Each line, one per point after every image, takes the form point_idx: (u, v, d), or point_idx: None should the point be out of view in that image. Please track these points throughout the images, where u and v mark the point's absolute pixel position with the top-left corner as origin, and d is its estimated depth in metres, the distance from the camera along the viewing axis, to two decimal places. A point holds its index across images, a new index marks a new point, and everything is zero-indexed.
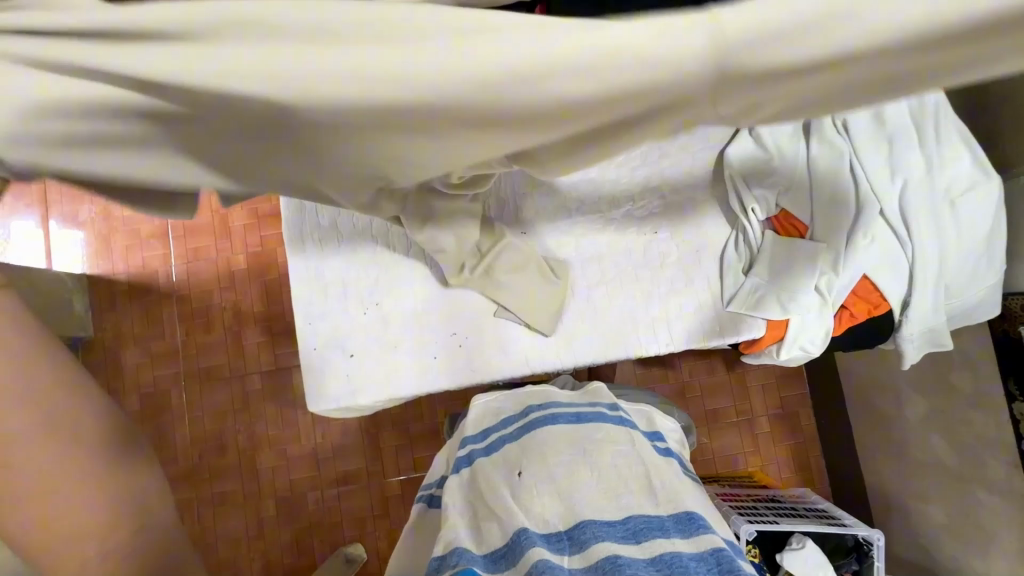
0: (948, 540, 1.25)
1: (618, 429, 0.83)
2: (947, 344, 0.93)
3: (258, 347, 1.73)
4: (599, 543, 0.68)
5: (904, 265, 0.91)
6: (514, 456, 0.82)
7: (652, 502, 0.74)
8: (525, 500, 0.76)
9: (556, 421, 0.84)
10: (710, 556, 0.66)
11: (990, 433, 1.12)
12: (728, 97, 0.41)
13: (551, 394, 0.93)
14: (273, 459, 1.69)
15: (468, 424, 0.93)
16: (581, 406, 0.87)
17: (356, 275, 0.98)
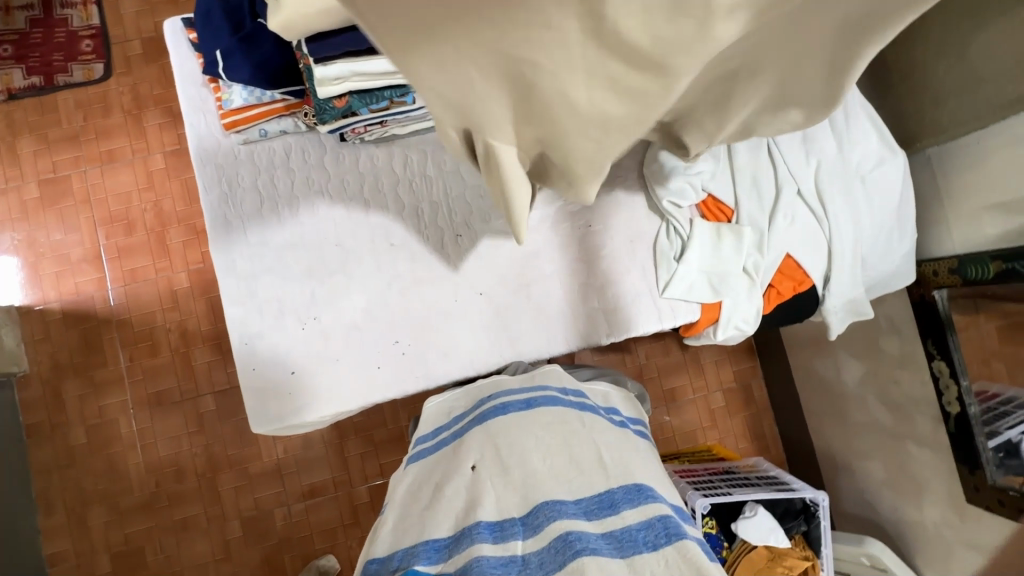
0: (890, 494, 1.34)
1: (570, 414, 0.82)
2: (868, 312, 0.98)
3: (209, 367, 1.68)
4: (553, 522, 0.67)
5: (823, 242, 0.96)
6: (463, 449, 0.80)
7: (602, 477, 0.74)
8: (477, 490, 0.74)
9: (506, 411, 0.82)
10: (658, 522, 0.67)
11: (915, 392, 1.19)
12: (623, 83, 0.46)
13: (500, 382, 0.91)
14: (235, 479, 1.66)
15: (422, 425, 0.92)
16: (531, 391, 0.85)
17: (289, 289, 0.96)
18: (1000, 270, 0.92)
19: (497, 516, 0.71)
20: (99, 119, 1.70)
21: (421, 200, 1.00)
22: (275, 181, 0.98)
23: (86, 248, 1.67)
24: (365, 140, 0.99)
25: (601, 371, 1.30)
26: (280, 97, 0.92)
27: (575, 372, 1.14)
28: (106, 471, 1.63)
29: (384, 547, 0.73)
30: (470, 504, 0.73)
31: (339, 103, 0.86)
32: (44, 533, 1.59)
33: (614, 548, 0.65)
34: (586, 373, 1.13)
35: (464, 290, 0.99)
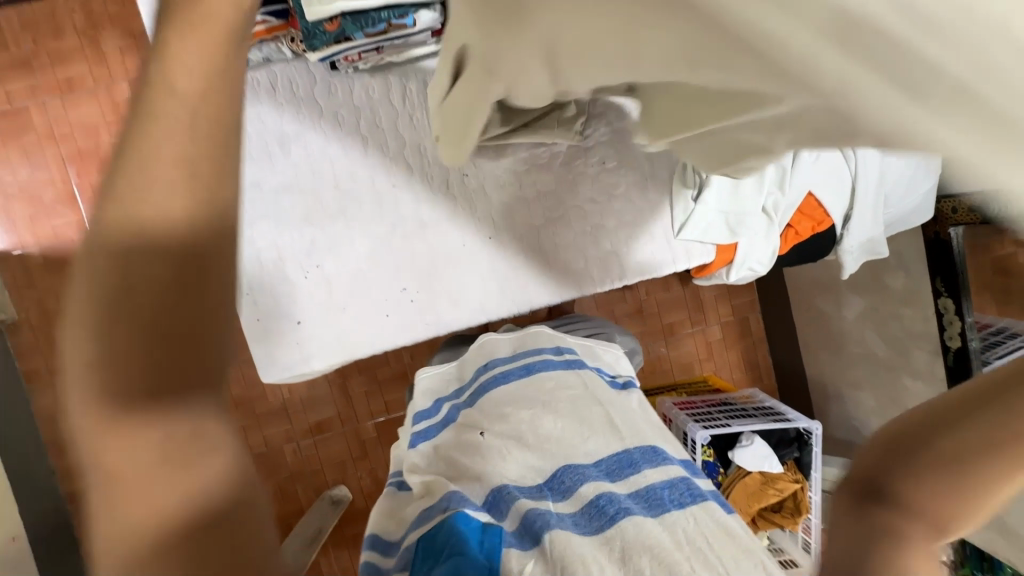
0: (878, 421, 1.40)
1: (567, 373, 0.84)
2: (883, 251, 0.98)
3: None
4: (586, 486, 0.68)
5: (847, 181, 0.92)
6: (471, 420, 0.81)
7: (613, 436, 0.75)
8: (490, 455, 0.74)
9: (507, 379, 0.84)
10: (680, 483, 0.68)
11: (916, 327, 1.21)
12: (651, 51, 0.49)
13: (496, 344, 0.94)
14: (242, 419, 1.68)
15: (420, 398, 0.92)
16: (532, 355, 0.89)
17: (289, 237, 0.91)
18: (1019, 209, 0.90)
19: (514, 479, 0.72)
20: (51, 41, 1.52)
21: (425, 136, 0.93)
22: (262, 116, 0.89)
23: (58, 188, 1.56)
24: (359, 70, 0.89)
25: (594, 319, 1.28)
26: (260, 19, 0.78)
27: (569, 327, 1.12)
28: None
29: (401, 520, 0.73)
30: (492, 466, 0.73)
31: (330, 27, 0.76)
32: (59, 473, 1.62)
33: (644, 507, 0.65)
34: (583, 327, 1.11)
35: (472, 234, 0.95)
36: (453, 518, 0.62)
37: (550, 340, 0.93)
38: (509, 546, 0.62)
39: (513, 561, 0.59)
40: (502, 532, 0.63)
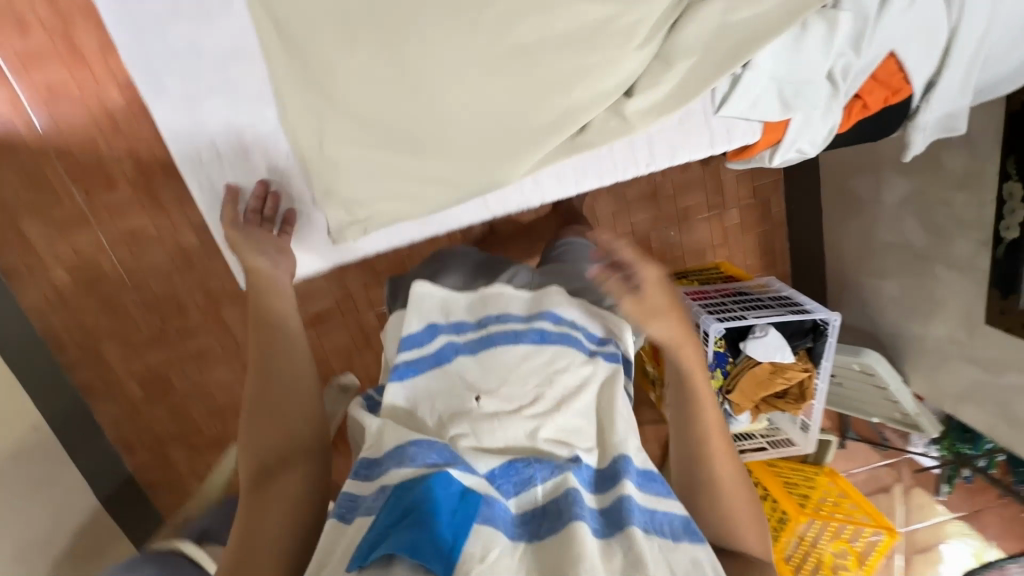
0: (896, 311, 1.34)
1: (556, 352, 0.72)
2: (960, 128, 0.82)
3: (181, 202, 1.51)
4: (619, 483, 0.61)
5: (942, 37, 0.74)
6: (472, 377, 0.71)
7: (608, 448, 0.67)
8: (488, 421, 0.65)
9: (517, 341, 0.73)
10: (676, 521, 0.60)
11: (967, 215, 1.09)
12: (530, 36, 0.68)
13: (507, 297, 0.81)
14: (240, 313, 1.64)
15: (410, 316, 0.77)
16: (544, 322, 0.76)
17: (244, 118, 0.75)
18: None
19: (510, 451, 0.65)
20: None
21: None
22: None
23: None
24: None
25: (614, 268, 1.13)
26: None
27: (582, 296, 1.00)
28: (105, 307, 1.58)
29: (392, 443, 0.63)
30: (489, 433, 0.65)
31: None
32: (65, 366, 1.61)
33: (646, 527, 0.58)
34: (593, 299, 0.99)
35: None
36: (430, 481, 0.55)
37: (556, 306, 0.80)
38: (486, 522, 0.54)
39: (476, 545, 0.52)
40: (481, 498, 0.56)
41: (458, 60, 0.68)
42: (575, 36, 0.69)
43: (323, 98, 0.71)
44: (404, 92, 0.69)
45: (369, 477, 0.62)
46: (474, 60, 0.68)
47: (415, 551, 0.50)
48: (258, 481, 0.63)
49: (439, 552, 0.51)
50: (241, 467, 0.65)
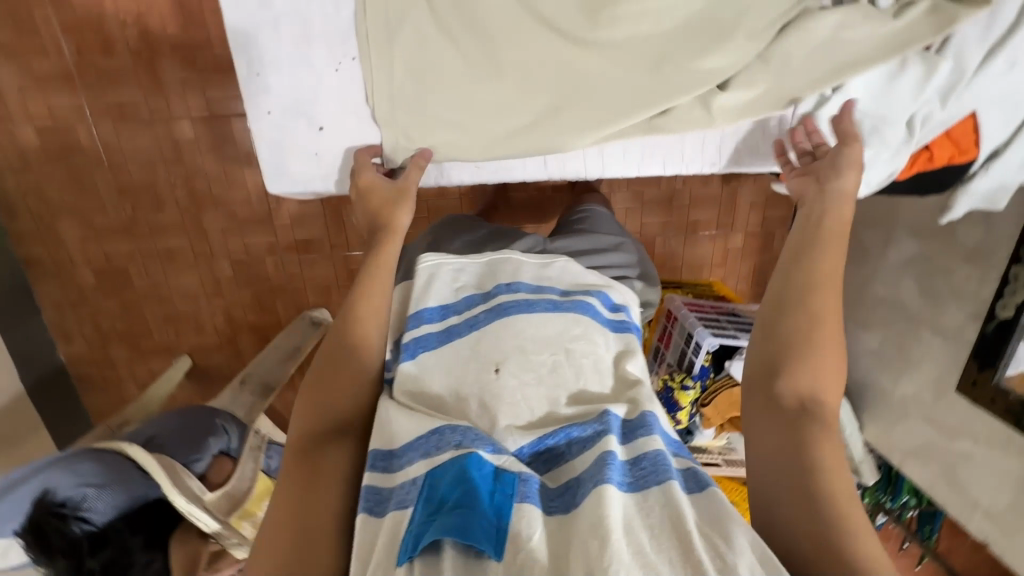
0: (869, 364, 1.40)
1: (571, 319, 0.71)
2: (1001, 202, 0.84)
3: (182, 86, 1.36)
4: (648, 437, 0.60)
5: (1022, 110, 0.76)
6: (483, 349, 0.68)
7: (635, 404, 0.65)
8: (506, 397, 0.64)
9: (531, 310, 0.70)
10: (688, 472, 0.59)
11: (966, 288, 1.16)
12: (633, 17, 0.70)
13: (518, 264, 0.77)
14: (222, 221, 1.52)
15: (416, 297, 0.74)
16: (553, 294, 0.74)
17: (321, 11, 0.71)
18: None
19: (534, 429, 0.63)
20: None
21: None
22: None
23: None
24: None
25: (629, 240, 1.11)
26: None
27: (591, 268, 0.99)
28: (71, 182, 1.44)
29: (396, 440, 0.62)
30: (512, 410, 0.63)
31: None
32: (14, 234, 1.47)
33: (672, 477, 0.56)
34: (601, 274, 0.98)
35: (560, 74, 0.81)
36: (462, 464, 0.55)
37: (567, 279, 0.78)
38: (524, 500, 0.54)
39: (520, 526, 0.52)
40: (517, 480, 0.55)
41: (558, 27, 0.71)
42: (675, 25, 0.71)
43: (417, 21, 0.71)
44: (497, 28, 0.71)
45: (379, 470, 0.60)
46: (570, 20, 0.70)
47: (465, 535, 0.50)
48: (314, 445, 0.64)
49: (487, 535, 0.51)
50: (301, 419, 0.66)
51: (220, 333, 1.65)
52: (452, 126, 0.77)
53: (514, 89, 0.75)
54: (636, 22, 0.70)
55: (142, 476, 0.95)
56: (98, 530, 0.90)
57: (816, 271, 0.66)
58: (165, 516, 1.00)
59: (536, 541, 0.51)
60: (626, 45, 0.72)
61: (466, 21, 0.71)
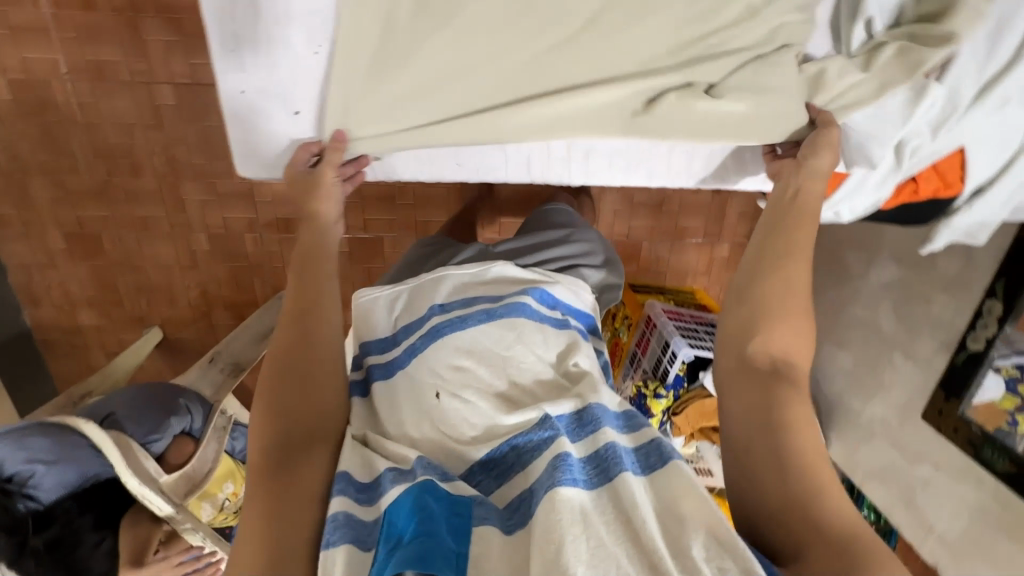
0: (842, 384, 1.41)
1: (504, 327, 0.68)
2: (979, 239, 0.85)
3: (166, 49, 1.30)
4: (599, 431, 0.59)
5: (1010, 148, 0.76)
6: (417, 377, 0.67)
7: (581, 398, 0.64)
8: (449, 420, 0.63)
9: (465, 326, 0.69)
10: (648, 446, 0.59)
11: (941, 317, 1.16)
12: (618, 26, 0.72)
13: (447, 280, 0.74)
14: (202, 192, 1.48)
15: (359, 333, 0.75)
16: (485, 301, 0.71)
17: None
18: None
19: (491, 439, 0.62)
20: None
21: None
22: None
23: None
24: None
25: (581, 228, 1.08)
26: None
27: (538, 266, 0.98)
28: (44, 141, 1.38)
29: (371, 471, 0.59)
30: (460, 427, 0.63)
31: None
32: None
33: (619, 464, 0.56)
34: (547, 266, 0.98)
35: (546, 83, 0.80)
36: (421, 487, 0.53)
37: (504, 282, 0.76)
38: (483, 522, 0.53)
39: (478, 547, 0.51)
40: (470, 503, 0.55)
41: (542, 29, 0.72)
42: (662, 35, 0.73)
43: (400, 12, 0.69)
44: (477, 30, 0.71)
45: (352, 497, 0.56)
46: (557, 21, 0.71)
47: (427, 564, 0.47)
48: (283, 457, 0.59)
49: (448, 561, 0.49)
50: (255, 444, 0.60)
51: (193, 307, 1.62)
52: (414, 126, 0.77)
53: (481, 93, 0.75)
54: (622, 31, 0.72)
55: (95, 455, 0.92)
56: (44, 507, 0.91)
57: (784, 239, 0.66)
58: (114, 498, 1.03)
59: (500, 566, 0.50)
60: (612, 52, 0.73)
61: (454, 23, 0.70)
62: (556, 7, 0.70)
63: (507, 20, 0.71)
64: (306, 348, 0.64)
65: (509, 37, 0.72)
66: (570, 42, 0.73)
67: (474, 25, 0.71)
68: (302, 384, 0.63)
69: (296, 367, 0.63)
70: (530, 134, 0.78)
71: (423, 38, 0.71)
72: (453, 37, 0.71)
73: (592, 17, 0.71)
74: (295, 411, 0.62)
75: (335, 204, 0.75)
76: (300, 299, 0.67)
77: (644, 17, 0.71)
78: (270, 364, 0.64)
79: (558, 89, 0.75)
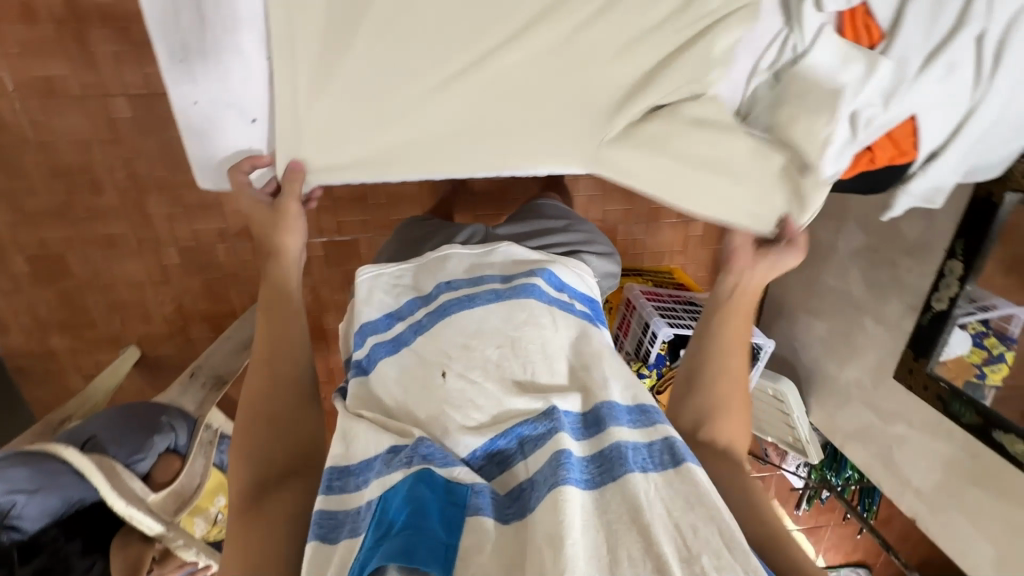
0: (818, 351, 1.45)
1: (514, 306, 0.68)
2: (937, 202, 0.87)
3: (116, 60, 1.26)
4: (610, 430, 0.59)
5: (959, 112, 0.78)
6: (430, 352, 0.68)
7: (588, 396, 0.64)
8: (453, 400, 0.63)
9: (472, 305, 0.70)
10: (659, 446, 0.59)
11: (907, 280, 1.20)
12: (563, 28, 0.74)
13: (454, 260, 0.77)
14: (167, 205, 1.44)
15: (359, 308, 0.75)
16: (495, 284, 0.73)
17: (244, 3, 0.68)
18: None
19: (489, 427, 0.62)
20: None
21: None
22: None
23: None
24: None
25: (579, 220, 1.09)
26: None
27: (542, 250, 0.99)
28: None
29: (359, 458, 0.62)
30: (463, 408, 0.62)
31: None
32: None
33: (608, 468, 0.56)
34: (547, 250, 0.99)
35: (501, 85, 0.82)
36: (416, 478, 0.56)
37: (510, 261, 0.78)
38: (477, 513, 0.53)
39: (470, 538, 0.52)
40: (467, 492, 0.55)
41: (490, 35, 0.74)
42: (605, 32, 0.75)
43: (348, 25, 0.71)
44: (423, 26, 0.72)
45: (338, 492, 0.60)
46: (503, 26, 0.74)
47: (409, 555, 0.49)
48: (260, 491, 0.63)
49: (433, 554, 0.50)
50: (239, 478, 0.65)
51: (170, 323, 1.59)
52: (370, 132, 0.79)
53: (434, 95, 0.77)
54: (566, 34, 0.75)
55: (80, 481, 0.93)
56: (28, 538, 0.89)
57: (725, 330, 0.75)
58: (102, 521, 1.01)
59: (489, 564, 0.50)
60: (559, 53, 0.76)
61: (400, 35, 0.73)
62: (500, 15, 0.73)
63: (455, 30, 0.73)
64: (281, 390, 0.70)
65: (458, 46, 0.74)
66: (520, 47, 0.75)
67: (423, 35, 0.73)
68: (279, 421, 0.68)
69: (275, 405, 0.69)
70: (491, 136, 0.82)
71: (375, 49, 0.73)
72: (397, 40, 0.72)
73: (536, 21, 0.74)
74: (273, 446, 0.66)
75: (301, 238, 0.77)
76: (273, 339, 0.72)
77: (586, 17, 0.74)
78: (251, 403, 0.69)
79: (511, 94, 0.79)
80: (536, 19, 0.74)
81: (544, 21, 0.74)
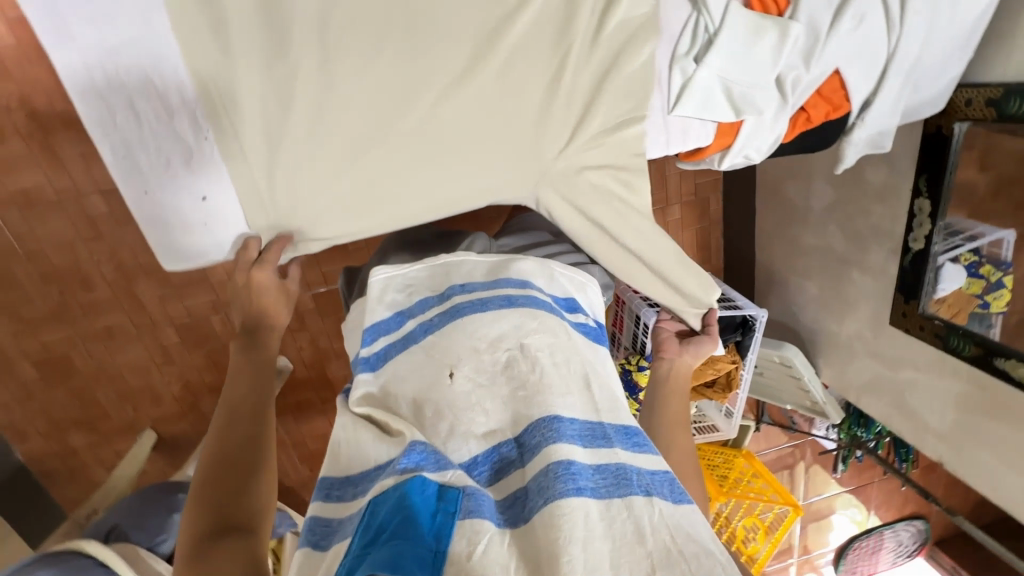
0: (815, 310, 1.44)
1: (526, 314, 0.69)
2: (886, 145, 0.89)
3: (86, 160, 1.32)
4: (610, 450, 0.60)
5: (881, 58, 0.80)
6: (439, 350, 0.68)
7: (592, 406, 0.64)
8: (460, 401, 0.63)
9: (486, 309, 0.70)
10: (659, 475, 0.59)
11: (883, 225, 1.20)
12: (498, 61, 0.75)
13: (470, 264, 0.78)
14: (158, 288, 1.48)
15: (372, 299, 0.75)
16: (509, 289, 0.73)
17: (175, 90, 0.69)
18: (986, 99, 0.96)
19: (494, 436, 0.62)
20: None
21: None
22: None
23: None
24: None
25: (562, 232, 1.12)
26: None
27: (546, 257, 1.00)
28: None
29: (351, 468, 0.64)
30: (479, 410, 0.63)
31: None
32: None
33: (609, 486, 0.56)
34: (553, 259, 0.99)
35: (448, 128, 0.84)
36: (405, 488, 0.53)
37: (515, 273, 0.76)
38: (469, 515, 0.53)
39: (461, 544, 0.51)
40: (458, 494, 0.54)
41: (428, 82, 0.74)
42: (535, 52, 0.76)
43: (290, 99, 0.72)
44: (358, 94, 0.73)
45: (333, 499, 0.62)
46: (442, 69, 0.74)
47: (397, 569, 0.46)
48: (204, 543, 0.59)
49: (422, 563, 0.48)
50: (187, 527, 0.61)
51: (179, 401, 1.62)
52: (328, 198, 0.81)
53: (384, 152, 0.78)
54: (503, 64, 0.75)
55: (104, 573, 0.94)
56: None
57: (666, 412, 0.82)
58: None
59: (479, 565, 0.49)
60: (498, 84, 0.77)
61: (342, 100, 0.73)
62: (437, 61, 0.73)
63: (396, 86, 0.74)
64: (248, 440, 0.69)
65: (402, 101, 0.75)
66: (459, 87, 0.75)
67: (364, 94, 0.73)
68: (238, 470, 0.66)
69: (237, 454, 0.67)
70: (446, 182, 0.83)
71: (320, 116, 0.74)
72: (332, 106, 0.73)
73: (472, 60, 0.74)
74: (227, 495, 0.63)
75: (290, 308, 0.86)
76: (250, 393, 0.74)
77: (518, 45, 0.75)
78: (214, 451, 0.68)
79: (458, 136, 0.79)
80: (472, 58, 0.74)
81: (479, 60, 0.74)
